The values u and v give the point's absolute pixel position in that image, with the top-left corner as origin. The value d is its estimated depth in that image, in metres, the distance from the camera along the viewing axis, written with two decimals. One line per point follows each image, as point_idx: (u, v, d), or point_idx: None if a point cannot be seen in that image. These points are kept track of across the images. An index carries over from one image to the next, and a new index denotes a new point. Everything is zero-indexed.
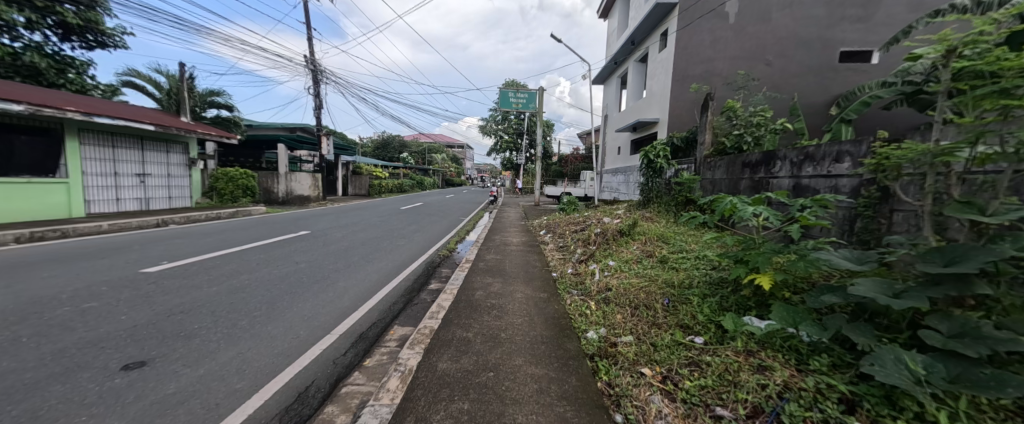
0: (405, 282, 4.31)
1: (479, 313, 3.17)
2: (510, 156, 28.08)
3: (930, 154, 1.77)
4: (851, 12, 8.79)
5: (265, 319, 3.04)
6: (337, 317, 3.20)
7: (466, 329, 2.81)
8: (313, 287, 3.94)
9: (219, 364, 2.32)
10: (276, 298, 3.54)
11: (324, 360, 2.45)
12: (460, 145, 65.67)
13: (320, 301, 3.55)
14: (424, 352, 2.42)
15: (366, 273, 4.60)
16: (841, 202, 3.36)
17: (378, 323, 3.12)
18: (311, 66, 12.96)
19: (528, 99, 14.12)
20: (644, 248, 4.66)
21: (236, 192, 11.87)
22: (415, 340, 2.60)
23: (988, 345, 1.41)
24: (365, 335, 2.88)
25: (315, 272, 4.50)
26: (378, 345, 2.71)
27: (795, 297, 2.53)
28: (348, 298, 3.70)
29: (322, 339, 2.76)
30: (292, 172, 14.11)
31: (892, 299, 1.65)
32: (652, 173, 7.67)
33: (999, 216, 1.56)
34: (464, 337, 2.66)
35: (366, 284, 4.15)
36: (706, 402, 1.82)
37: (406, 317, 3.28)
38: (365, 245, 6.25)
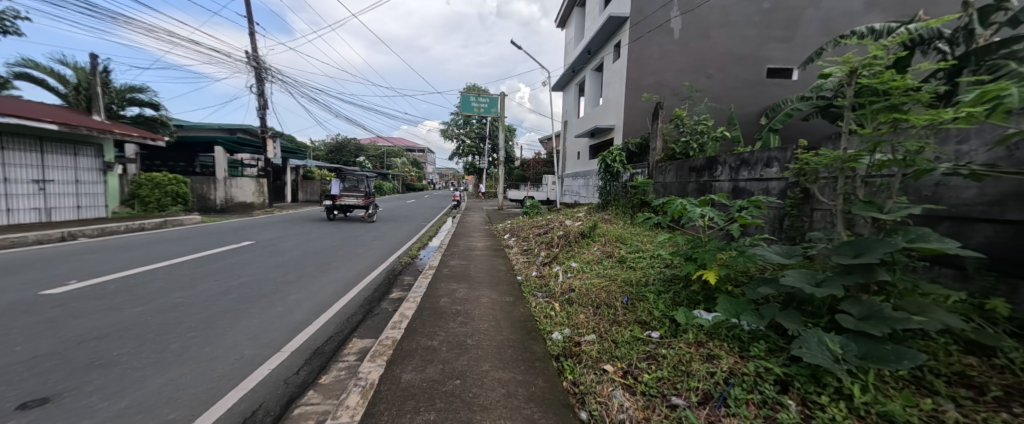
0: (364, 293, 4.16)
1: (445, 320, 3.14)
2: (472, 160, 27.76)
3: (840, 160, 2.05)
4: (777, 32, 9.75)
5: (202, 341, 2.79)
6: (288, 334, 3.01)
7: (431, 337, 2.78)
8: (260, 302, 3.69)
9: (145, 394, 2.09)
10: (216, 316, 3.26)
11: (273, 381, 2.31)
12: (421, 150, 64.10)
13: (269, 316, 3.34)
14: (387, 364, 2.35)
15: (320, 284, 4.36)
16: (772, 202, 3.72)
17: (335, 337, 2.99)
18: (253, 63, 12.05)
19: (489, 104, 14.12)
20: (604, 249, 4.88)
21: (164, 200, 10.82)
22: (377, 353, 2.52)
23: (888, 325, 1.64)
24: (321, 351, 2.75)
25: (263, 285, 4.22)
26: (334, 360, 2.60)
27: (736, 290, 2.78)
28: (300, 311, 3.51)
29: (272, 357, 2.60)
30: (232, 178, 13.14)
31: (814, 289, 1.87)
32: (609, 177, 8.05)
33: (894, 213, 1.82)
34: (430, 346, 2.62)
35: (320, 296, 3.96)
36: (663, 393, 1.95)
37: (366, 329, 3.18)
38: (317, 254, 5.96)
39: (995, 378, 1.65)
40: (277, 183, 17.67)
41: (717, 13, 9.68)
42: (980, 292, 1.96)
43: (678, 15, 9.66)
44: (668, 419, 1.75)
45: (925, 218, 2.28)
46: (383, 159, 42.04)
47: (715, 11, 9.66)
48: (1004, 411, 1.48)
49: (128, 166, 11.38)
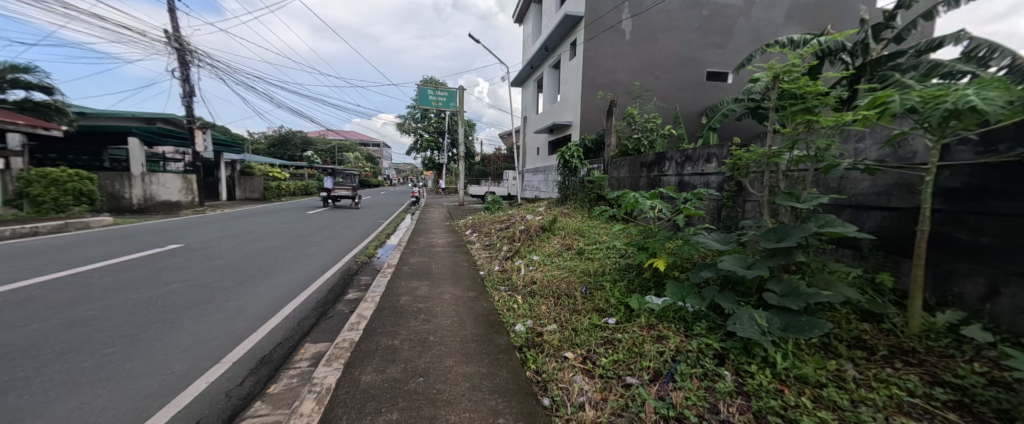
0: (316, 295, 3.98)
1: (406, 318, 3.10)
2: (431, 155, 27.07)
3: (766, 156, 2.30)
4: (715, 38, 10.55)
5: (123, 357, 2.53)
6: (228, 344, 2.81)
7: (392, 337, 2.74)
8: (195, 311, 3.40)
9: (51, 421, 1.87)
10: (140, 329, 2.96)
11: (214, 394, 2.16)
12: (376, 144, 61.39)
13: (206, 325, 3.09)
14: (345, 367, 2.30)
15: (265, 288, 4.09)
16: (712, 195, 4.07)
17: (284, 344, 2.85)
18: (175, 44, 10.77)
19: (448, 98, 13.87)
20: (564, 242, 5.06)
21: (63, 200, 9.35)
22: (333, 356, 2.45)
23: (803, 299, 1.90)
24: (268, 359, 2.61)
25: (198, 292, 3.89)
26: (284, 368, 2.48)
27: (682, 275, 3.03)
28: (243, 318, 3.29)
29: (210, 370, 2.43)
30: (152, 174, 11.82)
31: (746, 271, 2.10)
32: (569, 172, 8.32)
33: (808, 203, 2.09)
34: (391, 346, 2.59)
35: (266, 302, 3.73)
36: (618, 374, 2.10)
37: (320, 332, 3.05)
38: (262, 256, 5.58)
39: (882, 340, 1.98)
40: (208, 180, 16.06)
41: (664, 17, 10.25)
42: (872, 268, 2.33)
43: (629, 17, 10.10)
44: (623, 397, 1.89)
45: (832, 206, 2.64)
46: (333, 154, 39.69)
47: (662, 15, 10.22)
48: (888, 366, 1.79)
49: (13, 159, 9.76)
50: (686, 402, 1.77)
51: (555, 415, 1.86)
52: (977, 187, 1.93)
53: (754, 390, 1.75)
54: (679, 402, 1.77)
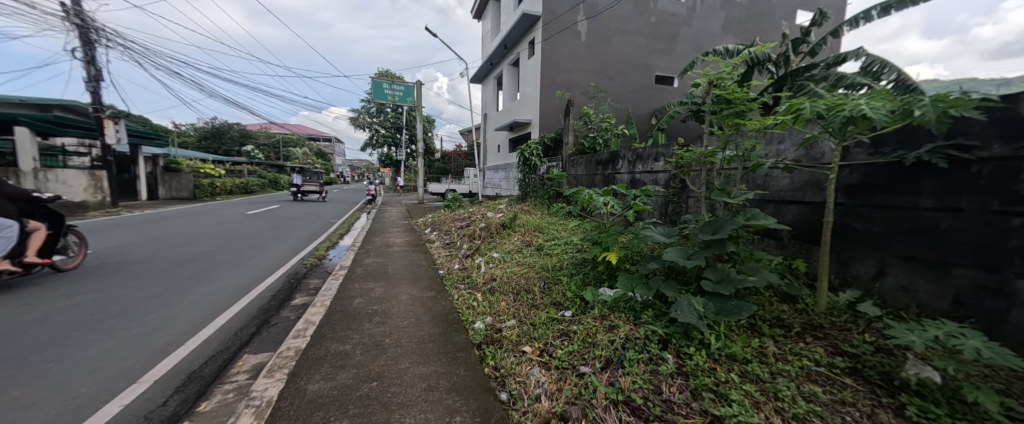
0: (257, 302, 3.69)
1: (359, 322, 2.99)
2: (387, 151, 26.08)
3: (703, 156, 2.51)
4: (663, 44, 11.19)
5: (10, 383, 2.17)
6: (148, 361, 2.52)
7: (343, 341, 2.63)
8: (108, 325, 3.01)
9: None
10: (35, 350, 2.57)
11: (130, 417, 1.92)
12: (328, 139, 58.03)
13: (120, 342, 2.74)
14: (289, 377, 2.17)
15: (195, 297, 3.71)
16: (659, 192, 4.35)
17: (218, 357, 2.59)
18: (75, 19, 9.32)
19: (405, 92, 13.47)
20: (523, 238, 5.14)
21: None
22: (275, 366, 2.30)
23: (733, 285, 2.11)
24: (198, 374, 2.37)
25: (111, 305, 3.45)
26: (218, 383, 2.25)
27: (632, 267, 3.22)
28: (168, 331, 2.96)
29: (125, 391, 2.15)
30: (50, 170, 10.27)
31: (686, 261, 2.28)
32: (528, 170, 8.45)
33: (737, 198, 2.31)
34: (342, 351, 2.48)
35: (197, 311, 3.39)
36: (573, 364, 2.19)
37: (261, 342, 2.82)
38: (193, 262, 5.06)
39: (798, 318, 2.24)
40: (124, 176, 14.21)
41: (616, 21, 10.68)
42: (791, 256, 2.63)
43: (584, 20, 10.41)
44: (577, 386, 1.97)
45: (758, 201, 2.94)
46: (278, 149, 36.86)
47: (614, 20, 10.65)
48: (801, 341, 2.04)
49: None
50: (633, 386, 1.89)
51: (512, 408, 1.91)
52: (870, 183, 2.25)
53: (691, 370, 1.91)
54: (627, 387, 1.88)
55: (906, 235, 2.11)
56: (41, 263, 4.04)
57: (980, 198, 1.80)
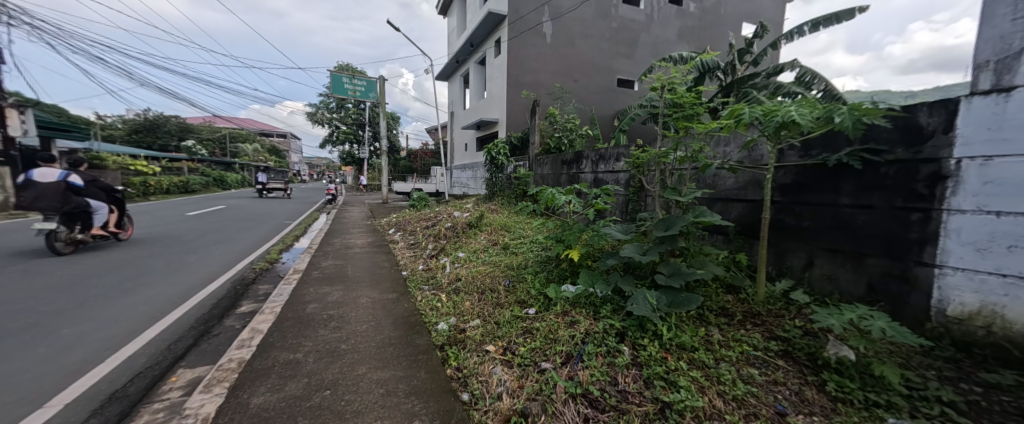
0: (196, 311, 3.32)
1: (313, 328, 2.83)
2: (348, 149, 25.00)
3: (656, 157, 2.64)
4: (624, 49, 11.61)
5: None
6: (58, 381, 2.18)
7: (295, 349, 2.48)
8: (8, 343, 2.60)
9: None
10: None
11: None
12: (282, 135, 54.65)
13: (22, 362, 2.37)
14: (230, 390, 2.01)
15: (120, 309, 3.30)
16: (620, 191, 4.51)
17: (147, 373, 2.28)
18: None
19: (367, 87, 12.99)
20: (490, 238, 5.14)
21: None
22: (214, 381, 2.10)
23: (682, 278, 2.25)
24: (121, 394, 2.06)
25: (13, 320, 2.98)
26: (147, 401, 1.97)
27: (594, 264, 3.32)
28: (86, 347, 2.61)
29: (26, 417, 1.83)
30: None
31: (641, 257, 2.39)
32: (495, 169, 8.44)
33: (687, 197, 2.45)
34: (293, 360, 2.34)
35: (123, 323, 3.02)
36: (534, 361, 2.23)
37: (201, 353, 2.53)
38: (120, 269, 4.53)
39: (740, 307, 2.42)
40: None
41: (580, 24, 10.94)
42: (735, 250, 2.84)
43: (548, 21, 10.56)
44: (538, 382, 2.01)
45: (707, 199, 3.15)
46: (225, 145, 34.14)
47: (578, 23, 10.91)
48: (742, 328, 2.21)
49: None
50: (591, 378, 1.95)
51: (473, 408, 1.91)
52: (801, 183, 2.52)
53: (645, 361, 2.01)
54: (585, 380, 1.94)
55: (830, 228, 2.40)
56: (116, 231, 5.86)
57: (887, 195, 2.10)
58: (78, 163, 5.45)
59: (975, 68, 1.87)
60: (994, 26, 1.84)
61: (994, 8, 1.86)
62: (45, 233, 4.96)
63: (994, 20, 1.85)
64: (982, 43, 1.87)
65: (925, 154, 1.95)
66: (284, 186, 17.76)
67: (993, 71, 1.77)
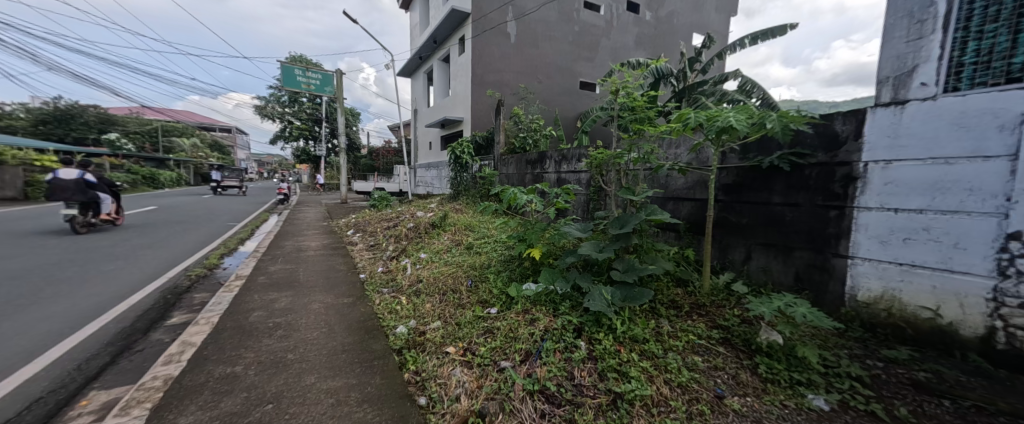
0: (115, 325, 2.95)
1: (257, 337, 2.64)
2: (303, 145, 23.61)
3: (611, 158, 2.78)
4: (586, 52, 11.93)
5: None
6: None
7: (235, 362, 2.30)
8: None
9: None
10: None
11: None
12: (228, 130, 50.60)
13: None
14: (154, 411, 1.82)
15: (18, 325, 2.87)
16: (580, 191, 4.63)
17: (51, 397, 2.00)
18: None
19: (322, 81, 12.35)
20: (453, 238, 5.08)
21: None
22: (133, 402, 1.89)
23: (635, 273, 2.36)
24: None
25: None
26: None
27: (554, 262, 3.38)
28: None
29: None
30: None
31: (598, 254, 2.49)
32: (459, 168, 8.35)
33: (640, 196, 2.57)
34: (231, 374, 2.17)
35: (22, 341, 2.64)
36: (494, 360, 2.24)
37: (120, 372, 2.27)
38: (19, 280, 3.93)
39: (688, 300, 2.57)
40: None
41: (543, 26, 11.10)
42: (685, 245, 3.04)
43: (512, 21, 10.60)
44: (497, 381, 2.01)
45: (658, 198, 3.32)
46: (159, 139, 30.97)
47: (541, 24, 11.05)
48: (689, 319, 2.36)
49: None
50: (549, 375, 1.99)
51: (431, 412, 1.89)
52: (740, 184, 2.78)
53: (600, 355, 2.08)
54: (543, 376, 1.98)
55: (765, 225, 2.67)
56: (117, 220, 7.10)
57: (811, 196, 2.40)
58: (89, 164, 6.72)
59: (877, 82, 2.21)
60: (891, 45, 2.18)
61: (891, 29, 2.19)
62: (67, 218, 6.31)
63: (891, 40, 2.19)
64: (882, 59, 2.21)
65: (840, 157, 2.28)
66: (239, 184, 18.03)
67: (892, 85, 2.12)
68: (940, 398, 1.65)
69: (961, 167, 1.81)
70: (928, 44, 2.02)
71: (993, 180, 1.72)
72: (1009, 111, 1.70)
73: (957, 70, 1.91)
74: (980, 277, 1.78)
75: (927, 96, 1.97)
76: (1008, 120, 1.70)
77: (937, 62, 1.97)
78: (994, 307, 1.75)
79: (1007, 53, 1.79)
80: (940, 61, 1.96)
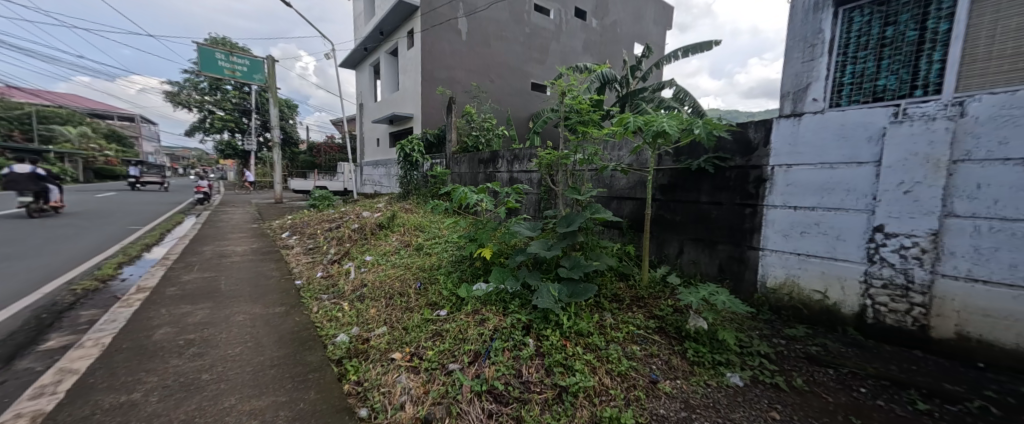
0: None
1: (162, 358, 2.30)
2: (228, 138, 21.23)
3: (558, 158, 2.83)
4: (537, 54, 12.12)
5: None
6: None
7: (132, 389, 1.98)
8: None
9: None
10: None
11: None
12: (135, 119, 44.04)
13: None
14: None
15: None
16: (531, 190, 4.69)
17: None
18: None
19: (249, 67, 11.18)
20: (402, 239, 4.88)
21: None
22: None
23: (581, 269, 2.44)
24: None
25: None
26: None
27: (505, 261, 3.37)
28: None
29: None
30: None
31: (546, 251, 2.52)
32: (409, 166, 8.04)
33: (585, 195, 2.65)
34: (126, 403, 1.86)
35: None
36: (442, 363, 2.17)
37: None
38: None
39: (629, 292, 2.71)
40: None
41: (495, 25, 11.10)
42: (628, 242, 3.20)
43: (464, 17, 10.46)
44: (444, 385, 1.95)
45: (603, 198, 3.46)
46: None
47: (492, 23, 11.04)
48: (630, 311, 2.48)
49: None
50: (497, 374, 1.97)
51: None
52: (674, 184, 3.01)
53: (547, 350, 2.11)
54: (491, 376, 1.96)
55: (696, 223, 2.92)
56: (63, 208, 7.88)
57: (732, 195, 2.71)
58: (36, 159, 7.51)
59: (780, 96, 2.64)
60: (791, 65, 2.61)
61: (790, 51, 2.62)
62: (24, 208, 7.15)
63: (790, 60, 2.63)
64: (784, 76, 2.64)
65: (753, 161, 2.61)
66: (161, 180, 17.06)
67: (792, 99, 2.56)
68: (824, 366, 2.04)
69: (843, 171, 2.25)
70: (817, 66, 2.46)
71: (865, 182, 2.17)
72: (874, 125, 2.14)
73: (838, 89, 2.40)
74: (855, 263, 2.23)
75: (817, 109, 2.39)
76: (874, 133, 2.15)
77: (825, 81, 2.43)
78: (865, 287, 2.21)
79: (872, 76, 2.30)
80: (826, 81, 2.42)
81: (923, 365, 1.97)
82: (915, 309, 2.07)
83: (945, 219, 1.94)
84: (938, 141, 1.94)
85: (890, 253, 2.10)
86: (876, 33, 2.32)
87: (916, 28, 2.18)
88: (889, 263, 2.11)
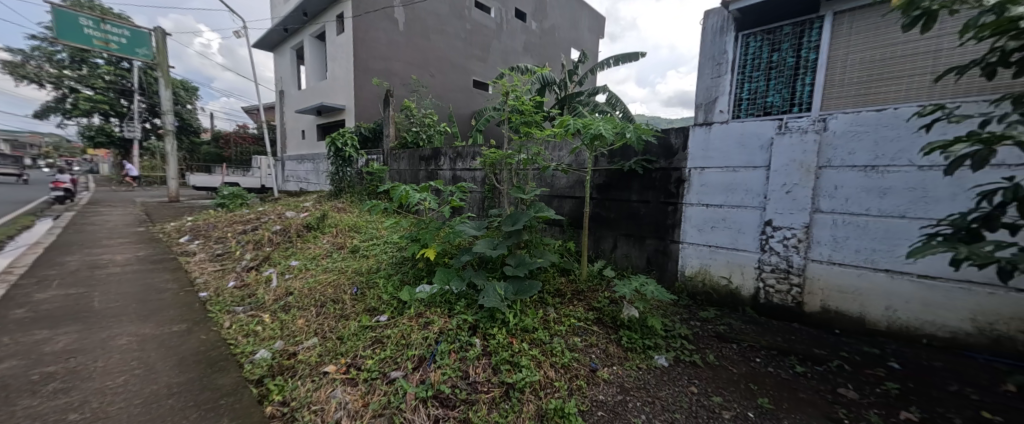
0: None
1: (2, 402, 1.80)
2: (106, 124, 17.65)
3: (502, 157, 2.80)
4: (478, 51, 12.01)
5: None
6: None
7: None
8: None
9: None
10: None
11: None
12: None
13: None
14: None
15: None
16: (475, 188, 4.61)
17: None
18: None
19: (130, 40, 9.38)
20: (335, 240, 4.49)
21: None
22: None
23: (525, 267, 2.44)
24: None
25: None
26: None
27: (449, 261, 3.24)
28: None
29: None
30: None
31: (492, 250, 2.49)
32: (341, 162, 7.43)
33: (529, 194, 2.65)
34: None
35: None
36: (383, 371, 2.01)
37: None
38: None
39: (571, 287, 2.78)
40: None
41: (434, 19, 10.76)
42: (570, 239, 3.29)
43: (400, 7, 9.97)
44: (386, 395, 1.82)
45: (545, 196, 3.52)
46: None
47: (432, 16, 10.68)
48: (573, 306, 2.54)
49: None
50: (443, 378, 1.88)
51: None
52: (609, 183, 3.17)
53: (494, 349, 2.07)
54: (436, 380, 1.86)
55: (628, 219, 3.10)
56: None
57: (656, 194, 2.94)
58: None
59: (695, 106, 2.99)
60: (702, 79, 2.93)
61: (701, 67, 2.92)
62: None
63: (701, 75, 2.93)
64: (697, 89, 2.97)
65: (674, 164, 2.85)
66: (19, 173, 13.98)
67: (704, 110, 2.90)
68: (730, 342, 2.27)
69: (742, 174, 2.55)
70: (722, 82, 2.79)
71: (757, 183, 2.49)
72: (764, 135, 2.46)
73: (738, 103, 2.76)
74: (751, 253, 2.54)
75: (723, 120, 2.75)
76: (764, 142, 2.46)
77: (728, 96, 2.77)
78: (759, 272, 2.53)
79: (763, 94, 2.67)
80: (728, 96, 2.77)
81: (798, 334, 2.31)
82: (794, 289, 2.41)
83: (813, 215, 2.30)
84: (809, 150, 2.29)
85: (776, 243, 2.43)
86: (765, 57, 2.67)
87: (794, 55, 2.57)
88: (776, 252, 2.44)
